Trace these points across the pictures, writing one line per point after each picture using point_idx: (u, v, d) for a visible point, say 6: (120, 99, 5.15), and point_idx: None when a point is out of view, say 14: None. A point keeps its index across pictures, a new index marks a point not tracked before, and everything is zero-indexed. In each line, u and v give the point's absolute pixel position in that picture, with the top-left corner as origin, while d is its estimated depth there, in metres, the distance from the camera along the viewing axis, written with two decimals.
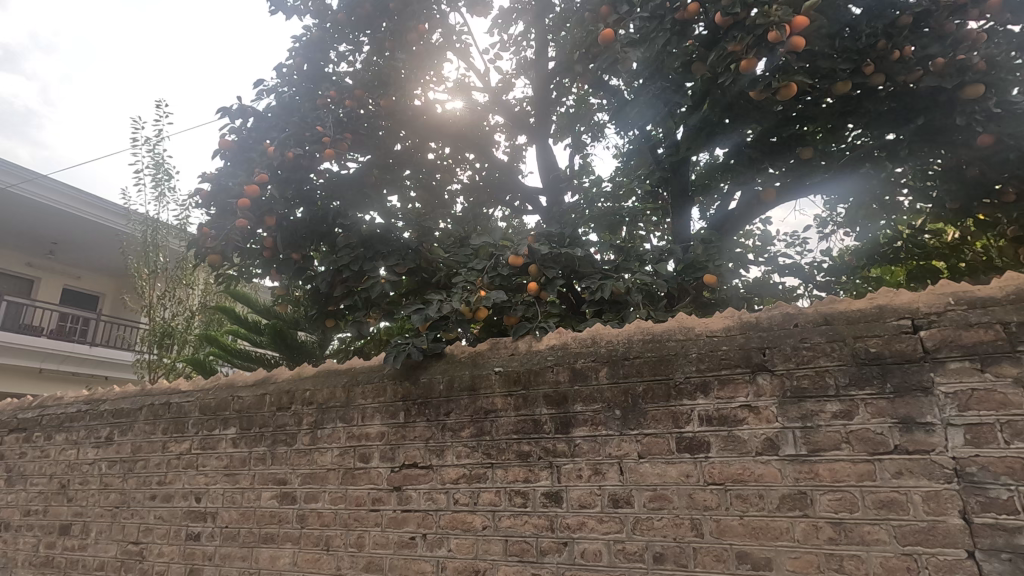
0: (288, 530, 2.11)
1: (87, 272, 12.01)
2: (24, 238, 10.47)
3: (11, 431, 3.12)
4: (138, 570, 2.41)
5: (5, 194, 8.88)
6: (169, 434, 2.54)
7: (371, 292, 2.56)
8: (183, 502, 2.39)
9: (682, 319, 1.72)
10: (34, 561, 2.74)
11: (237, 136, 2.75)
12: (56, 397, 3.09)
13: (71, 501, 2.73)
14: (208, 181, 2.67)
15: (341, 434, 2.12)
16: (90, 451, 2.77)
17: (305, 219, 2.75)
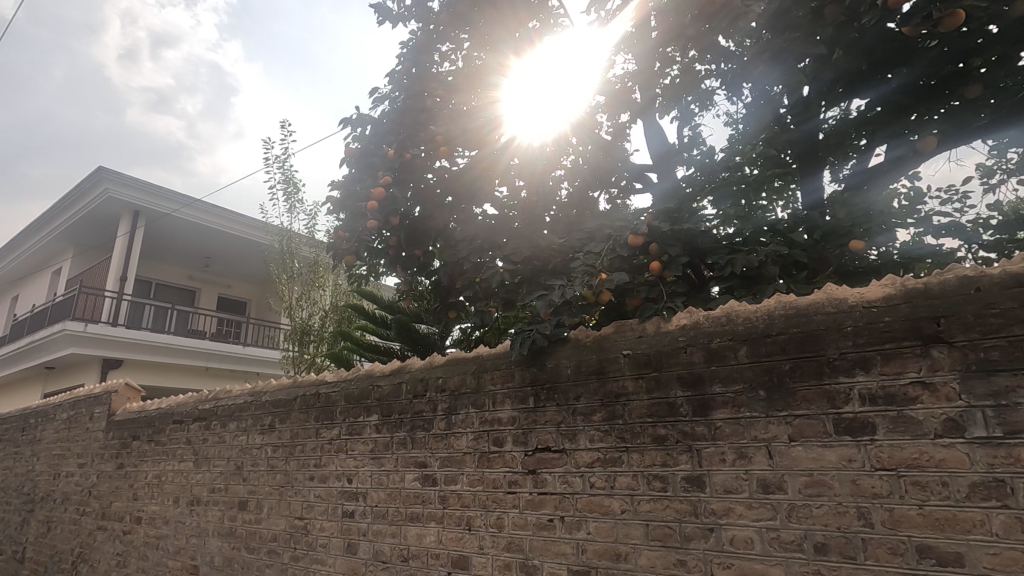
0: (432, 510, 2.24)
1: (236, 281, 13.61)
2: (186, 254, 12.11)
3: (195, 420, 3.62)
4: (305, 542, 2.69)
5: (171, 219, 10.35)
6: (321, 421, 2.80)
7: (490, 281, 2.60)
8: (337, 483, 2.63)
9: (832, 290, 1.57)
10: (221, 532, 3.17)
11: (360, 143, 2.94)
12: (228, 390, 3.54)
13: (246, 480, 3.11)
14: (337, 189, 2.87)
15: (474, 419, 2.20)
16: (257, 436, 3.14)
17: (422, 216, 2.88)
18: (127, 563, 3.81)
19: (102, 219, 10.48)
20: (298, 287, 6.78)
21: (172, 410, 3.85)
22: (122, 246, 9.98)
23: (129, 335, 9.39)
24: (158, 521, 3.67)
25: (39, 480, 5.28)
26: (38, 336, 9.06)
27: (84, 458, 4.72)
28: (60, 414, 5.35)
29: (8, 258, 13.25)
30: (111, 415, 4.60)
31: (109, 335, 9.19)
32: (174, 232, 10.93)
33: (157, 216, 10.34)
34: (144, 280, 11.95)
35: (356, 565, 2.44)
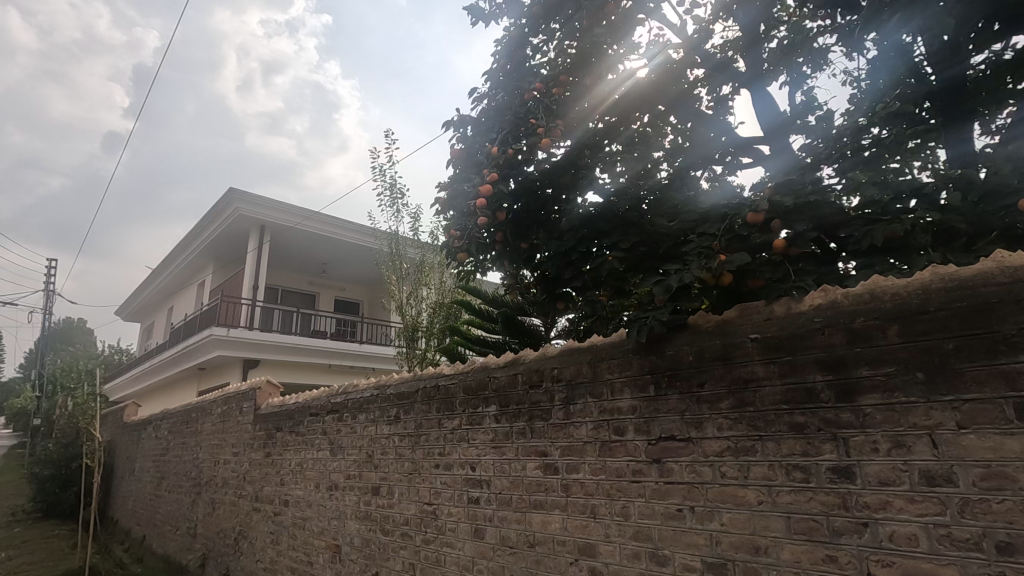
0: (555, 498, 2.27)
1: (349, 284, 14.65)
2: (306, 262, 13.20)
3: (329, 412, 3.96)
4: (434, 526, 2.85)
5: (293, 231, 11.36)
6: (443, 412, 2.94)
7: (600, 269, 2.58)
8: (461, 471, 2.75)
9: (1003, 258, 1.38)
10: (358, 515, 3.43)
11: (464, 144, 3.05)
12: (355, 385, 3.82)
13: (377, 468, 3.35)
14: (446, 190, 3.00)
15: (593, 408, 2.20)
16: (385, 427, 3.36)
17: (527, 209, 2.89)
18: (279, 541, 4.25)
19: (236, 235, 11.73)
20: (407, 287, 7.15)
21: (308, 404, 4.24)
22: (253, 258, 11.10)
23: (263, 337, 10.45)
24: (303, 504, 4.05)
25: (203, 466, 6.03)
26: (192, 341, 10.35)
27: (237, 447, 5.33)
28: (216, 409, 6.07)
29: (164, 275, 15.22)
30: (257, 409, 5.14)
31: (247, 338, 10.28)
32: (295, 242, 11.98)
33: (281, 229, 11.38)
34: (272, 287, 13.22)
35: (484, 549, 2.54)
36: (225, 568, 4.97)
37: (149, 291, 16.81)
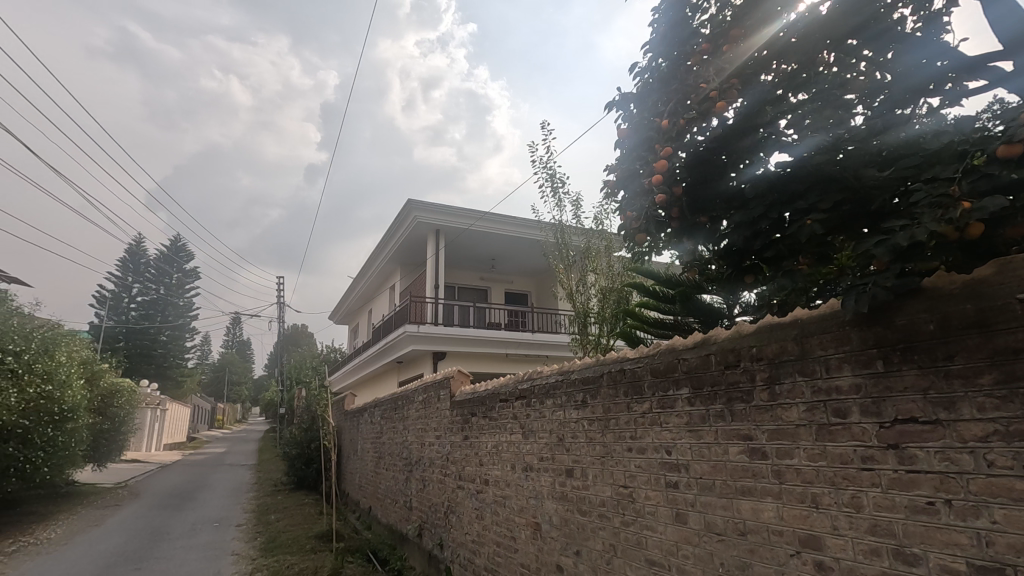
0: (767, 485, 2.12)
1: (517, 276, 15.31)
2: (477, 259, 14.08)
3: (518, 398, 4.19)
4: (633, 509, 2.85)
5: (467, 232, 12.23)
6: (631, 396, 2.92)
7: (797, 235, 2.34)
8: (656, 454, 2.70)
9: None
10: (555, 495, 3.58)
11: (631, 122, 2.98)
12: (540, 371, 3.99)
13: (569, 451, 3.46)
14: (616, 172, 2.99)
15: (805, 388, 2.00)
16: (573, 411, 3.45)
17: (704, 180, 2.73)
18: (483, 516, 4.62)
19: (416, 241, 12.97)
20: (575, 274, 7.22)
21: (498, 390, 4.54)
22: (432, 260, 12.18)
23: (447, 331, 11.45)
24: (503, 483, 4.35)
25: (412, 447, 6.82)
26: (390, 338, 11.74)
27: (439, 430, 5.92)
28: (417, 397, 6.81)
29: (362, 282, 17.47)
30: (453, 396, 5.66)
31: (435, 333, 11.35)
32: (466, 242, 12.86)
33: (453, 231, 12.30)
34: (450, 285, 14.37)
35: (688, 534, 2.47)
36: (439, 538, 5.56)
37: (352, 296, 19.44)
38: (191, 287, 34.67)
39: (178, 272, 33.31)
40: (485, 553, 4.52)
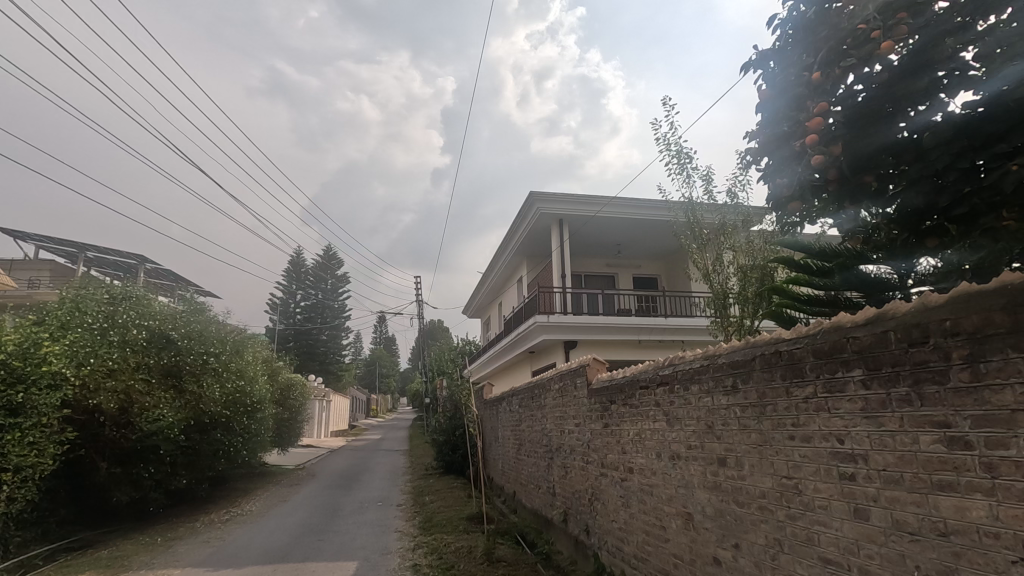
0: (974, 480, 1.82)
1: (644, 260, 14.84)
2: (601, 245, 13.89)
3: (659, 384, 4.07)
4: (799, 502, 2.62)
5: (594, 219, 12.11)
6: (789, 380, 2.68)
7: (1000, 184, 1.96)
8: (825, 443, 2.46)
9: None
10: (707, 485, 3.42)
11: (771, 82, 2.72)
12: (682, 356, 3.84)
13: (720, 439, 3.28)
14: (758, 138, 2.75)
15: (1022, 366, 1.68)
16: (722, 397, 3.26)
17: (868, 135, 2.40)
18: (630, 504, 4.55)
19: (540, 232, 13.14)
20: (710, 253, 6.81)
21: (638, 377, 4.45)
22: (557, 250, 12.25)
23: (578, 320, 11.48)
24: (648, 472, 4.25)
25: (551, 435, 6.94)
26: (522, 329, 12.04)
27: (578, 418, 5.95)
28: (554, 385, 6.91)
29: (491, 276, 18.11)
30: (590, 383, 5.66)
31: (565, 322, 11.43)
32: (590, 229, 12.75)
33: (576, 219, 12.26)
34: (576, 274, 14.36)
35: (872, 532, 2.22)
36: (584, 524, 5.60)
37: (483, 290, 20.25)
38: (343, 291, 38.55)
39: (332, 278, 37.17)
40: (633, 542, 4.46)
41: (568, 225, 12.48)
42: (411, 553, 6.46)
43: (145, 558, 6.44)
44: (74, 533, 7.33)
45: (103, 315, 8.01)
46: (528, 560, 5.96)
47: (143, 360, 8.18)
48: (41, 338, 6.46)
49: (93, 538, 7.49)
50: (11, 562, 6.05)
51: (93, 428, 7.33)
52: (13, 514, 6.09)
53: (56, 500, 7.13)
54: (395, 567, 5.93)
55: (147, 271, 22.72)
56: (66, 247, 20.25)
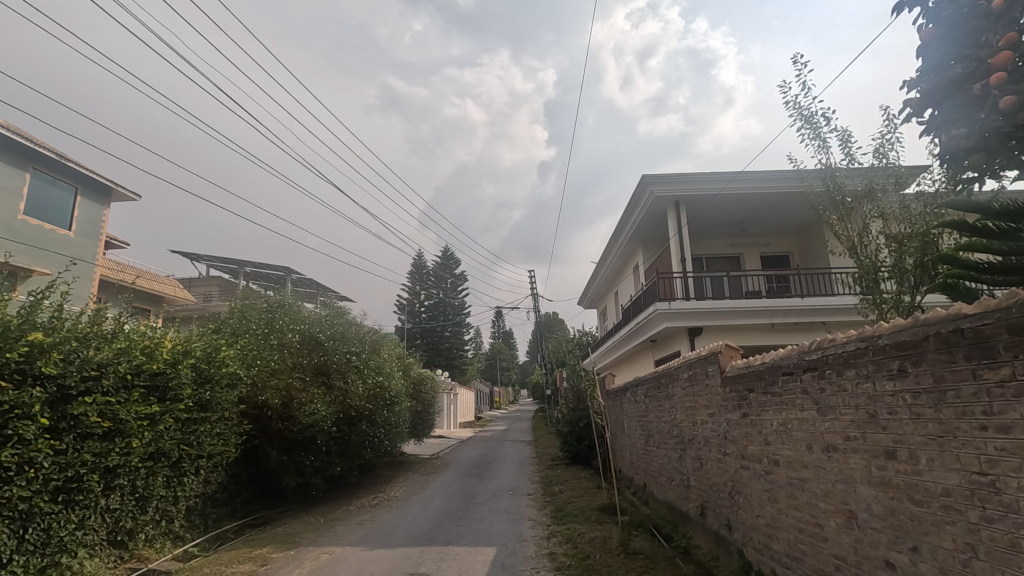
0: None
1: (772, 237, 13.74)
2: (723, 225, 13.08)
3: (806, 371, 3.74)
4: (998, 502, 2.26)
5: (718, 196, 11.47)
6: (976, 361, 2.33)
7: None
8: None
9: None
10: (872, 480, 3.08)
11: (934, 20, 2.36)
12: (833, 339, 3.50)
13: (886, 429, 2.94)
14: (918, 87, 2.44)
15: None
16: (887, 383, 2.92)
17: None
18: (777, 499, 4.24)
19: (655, 216, 12.69)
20: (855, 223, 6.12)
21: (780, 363, 4.13)
22: (675, 233, 11.73)
23: (702, 305, 10.94)
24: (798, 465, 3.93)
25: (683, 426, 6.68)
26: (642, 317, 11.72)
27: (712, 408, 5.66)
28: (683, 374, 6.65)
29: (606, 265, 17.85)
30: (723, 371, 5.37)
31: (689, 308, 10.94)
32: (710, 208, 12.07)
33: (694, 199, 11.66)
34: (696, 257, 13.67)
35: None
36: (725, 519, 5.31)
37: (598, 280, 20.03)
38: (462, 289, 40.23)
39: (451, 277, 38.94)
40: (783, 540, 4.14)
41: (686, 206, 11.91)
42: (546, 542, 6.58)
43: (312, 536, 7.23)
44: (255, 512, 8.44)
45: (264, 322, 9.17)
46: (665, 553, 5.79)
47: (299, 360, 9.19)
48: (220, 344, 7.46)
49: (269, 516, 8.57)
50: (211, 534, 7.13)
51: (263, 421, 8.40)
52: (208, 494, 7.23)
53: (240, 482, 8.27)
54: (532, 554, 6.08)
55: (295, 280, 25.53)
56: (230, 264, 23.30)
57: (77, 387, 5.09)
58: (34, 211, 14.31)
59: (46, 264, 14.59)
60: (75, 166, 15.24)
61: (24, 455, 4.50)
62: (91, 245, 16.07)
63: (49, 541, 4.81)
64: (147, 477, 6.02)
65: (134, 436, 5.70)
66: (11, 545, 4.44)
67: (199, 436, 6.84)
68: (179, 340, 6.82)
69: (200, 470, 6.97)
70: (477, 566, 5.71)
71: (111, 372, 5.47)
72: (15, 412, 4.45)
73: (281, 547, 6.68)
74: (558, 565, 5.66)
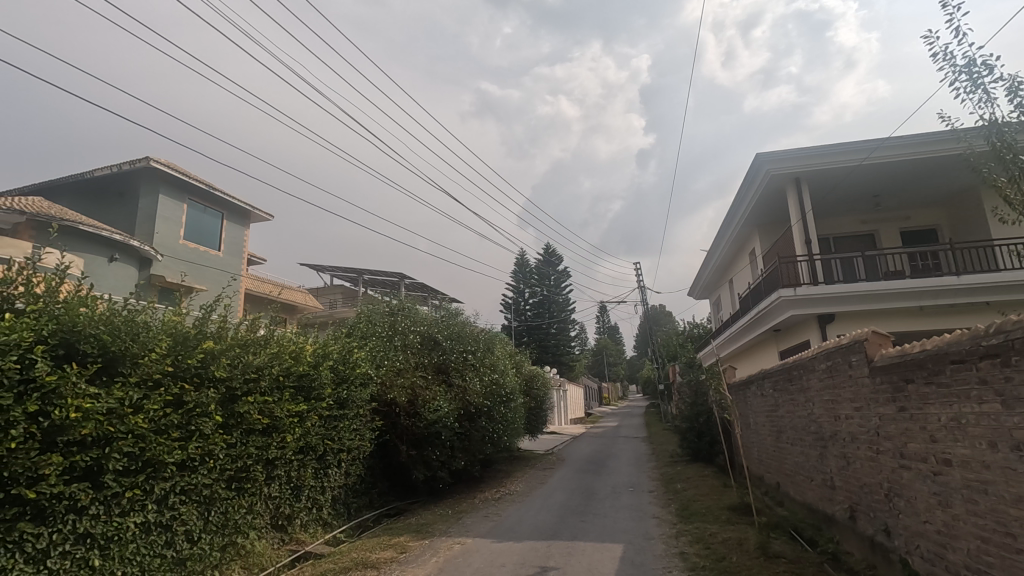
0: None
1: (915, 210, 12.25)
2: (855, 200, 11.87)
3: (983, 358, 3.29)
4: None
5: (858, 168, 10.38)
6: None
7: None
8: None
9: None
10: None
11: None
12: (1020, 321, 3.05)
13: None
14: None
15: None
16: None
17: None
18: (951, 504, 3.75)
19: (773, 197, 11.82)
20: None
21: (946, 350, 3.66)
22: (799, 213, 10.81)
23: (835, 289, 9.97)
24: (976, 465, 3.46)
25: (822, 421, 6.15)
26: (764, 306, 10.95)
27: (859, 402, 5.16)
28: (820, 365, 6.12)
29: (718, 253, 16.94)
30: (871, 361, 4.88)
31: (819, 294, 10.02)
32: (837, 183, 11.01)
33: (819, 174, 10.71)
34: (823, 238, 12.54)
35: None
36: (882, 523, 4.80)
37: (709, 269, 19.09)
38: (565, 285, 40.22)
39: (554, 273, 39.01)
40: (961, 549, 3.66)
41: (808, 183, 10.97)
42: (675, 541, 6.39)
43: (443, 527, 7.61)
44: (390, 502, 9.03)
45: (388, 325, 9.85)
46: (812, 559, 5.35)
47: (420, 360, 9.74)
48: (352, 347, 8.08)
49: (402, 507, 9.12)
50: (353, 522, 7.75)
51: (393, 417, 8.99)
52: (350, 485, 7.88)
53: (376, 474, 8.92)
54: (661, 553, 5.94)
55: (408, 285, 27.12)
56: (351, 272, 25.18)
57: (241, 388, 5.75)
58: (191, 235, 16.44)
59: (204, 281, 16.70)
60: (221, 194, 17.32)
61: (204, 447, 5.18)
62: (237, 262, 18.10)
63: (227, 524, 5.49)
64: (299, 468, 6.70)
65: (287, 431, 6.36)
66: (199, 526, 5.11)
67: (339, 431, 7.48)
68: (318, 344, 7.45)
69: (342, 463, 7.63)
70: (606, 562, 5.68)
71: (266, 374, 6.12)
72: (197, 410, 5.13)
73: (418, 537, 7.11)
74: (692, 565, 5.45)
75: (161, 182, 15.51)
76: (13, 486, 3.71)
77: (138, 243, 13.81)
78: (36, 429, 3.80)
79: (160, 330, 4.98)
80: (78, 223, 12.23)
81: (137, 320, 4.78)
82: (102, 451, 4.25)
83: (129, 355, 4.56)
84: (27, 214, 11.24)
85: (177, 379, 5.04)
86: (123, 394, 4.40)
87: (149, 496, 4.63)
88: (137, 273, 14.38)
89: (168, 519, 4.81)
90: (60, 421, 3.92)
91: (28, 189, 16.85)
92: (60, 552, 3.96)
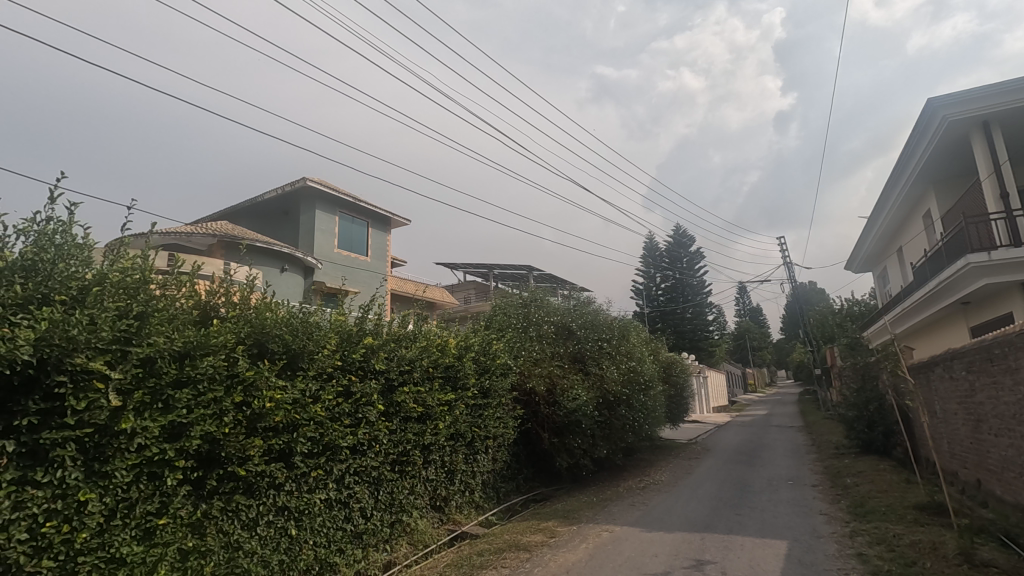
0: None
1: None
2: None
3: None
4: None
5: None
6: None
7: None
8: None
9: None
10: None
11: None
12: None
13: None
14: None
15: None
16: None
17: None
18: None
19: (953, 145, 10.05)
20: None
21: None
22: (991, 161, 9.07)
23: None
24: None
25: None
26: (946, 275, 9.40)
27: None
28: None
29: (883, 218, 14.86)
30: None
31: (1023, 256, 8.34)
32: None
33: (1014, 113, 8.93)
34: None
35: None
36: None
37: (871, 238, 16.86)
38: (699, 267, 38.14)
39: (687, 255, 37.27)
40: None
41: (1002, 123, 9.18)
42: (850, 541, 5.76)
43: (590, 514, 7.64)
44: (535, 488, 9.27)
45: (523, 316, 10.10)
46: None
47: (555, 349, 9.86)
48: (491, 339, 8.40)
49: (547, 493, 9.31)
50: (503, 506, 8.09)
51: (534, 406, 9.18)
52: (498, 470, 8.22)
53: (520, 461, 9.19)
54: (835, 553, 5.39)
55: (537, 277, 27.62)
56: (482, 268, 26.24)
57: (397, 379, 6.26)
58: (344, 244, 18.27)
59: (359, 284, 18.48)
60: (366, 204, 19.02)
61: (371, 433, 5.73)
62: (383, 265, 19.74)
63: (394, 502, 6.03)
64: (451, 453, 7.14)
65: (439, 419, 6.81)
66: (371, 503, 5.67)
67: (485, 419, 7.84)
68: (460, 337, 7.85)
69: (489, 449, 7.99)
70: (770, 559, 5.28)
71: (418, 365, 6.59)
72: (363, 399, 5.68)
73: (565, 522, 7.22)
74: (875, 569, 4.88)
75: (317, 199, 17.42)
76: (228, 464, 4.39)
77: (302, 253, 15.62)
78: (242, 417, 4.47)
79: (329, 329, 5.56)
80: (255, 240, 14.14)
81: (310, 321, 5.38)
82: (291, 436, 4.88)
83: (306, 352, 5.17)
84: (218, 237, 13.25)
85: (345, 371, 5.62)
86: (304, 386, 5.02)
87: (330, 475, 5.25)
88: (303, 281, 16.26)
89: (345, 496, 5.41)
90: (260, 409, 4.57)
91: (217, 216, 19.85)
92: (266, 522, 4.63)
